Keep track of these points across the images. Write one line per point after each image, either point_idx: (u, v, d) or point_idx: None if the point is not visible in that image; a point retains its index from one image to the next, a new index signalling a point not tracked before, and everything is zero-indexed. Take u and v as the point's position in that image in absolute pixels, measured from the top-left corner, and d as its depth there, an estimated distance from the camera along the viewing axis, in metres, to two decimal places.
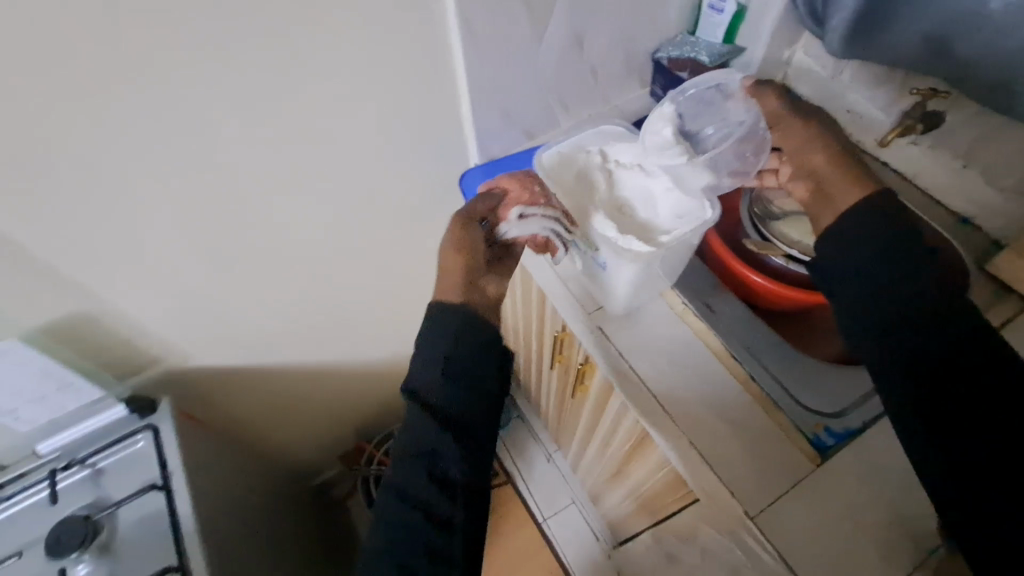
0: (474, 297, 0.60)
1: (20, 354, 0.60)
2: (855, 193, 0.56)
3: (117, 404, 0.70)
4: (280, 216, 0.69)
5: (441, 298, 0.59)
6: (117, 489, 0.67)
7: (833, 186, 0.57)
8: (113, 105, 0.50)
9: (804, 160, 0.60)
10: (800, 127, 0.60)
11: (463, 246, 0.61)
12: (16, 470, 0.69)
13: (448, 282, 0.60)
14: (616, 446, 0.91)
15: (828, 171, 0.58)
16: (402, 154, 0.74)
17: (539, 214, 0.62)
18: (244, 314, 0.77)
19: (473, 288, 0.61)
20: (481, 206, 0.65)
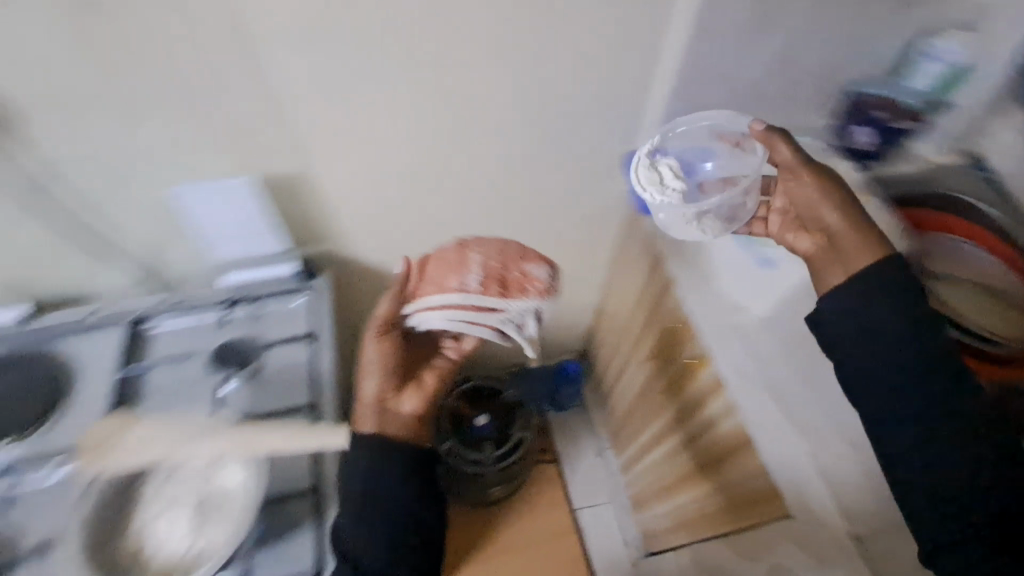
0: (387, 418, 0.62)
1: (232, 192, 0.66)
2: (869, 255, 0.52)
3: (292, 262, 0.77)
4: (467, 140, 0.75)
5: (354, 427, 0.62)
6: (271, 331, 0.74)
7: (850, 242, 0.53)
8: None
9: (816, 212, 0.57)
10: (817, 180, 0.57)
11: (370, 371, 0.62)
12: (190, 291, 0.76)
13: (363, 413, 0.62)
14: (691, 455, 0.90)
15: (845, 231, 0.54)
16: (585, 115, 0.78)
17: (443, 305, 0.60)
18: (400, 223, 0.83)
19: (382, 411, 0.62)
20: (392, 308, 0.61)
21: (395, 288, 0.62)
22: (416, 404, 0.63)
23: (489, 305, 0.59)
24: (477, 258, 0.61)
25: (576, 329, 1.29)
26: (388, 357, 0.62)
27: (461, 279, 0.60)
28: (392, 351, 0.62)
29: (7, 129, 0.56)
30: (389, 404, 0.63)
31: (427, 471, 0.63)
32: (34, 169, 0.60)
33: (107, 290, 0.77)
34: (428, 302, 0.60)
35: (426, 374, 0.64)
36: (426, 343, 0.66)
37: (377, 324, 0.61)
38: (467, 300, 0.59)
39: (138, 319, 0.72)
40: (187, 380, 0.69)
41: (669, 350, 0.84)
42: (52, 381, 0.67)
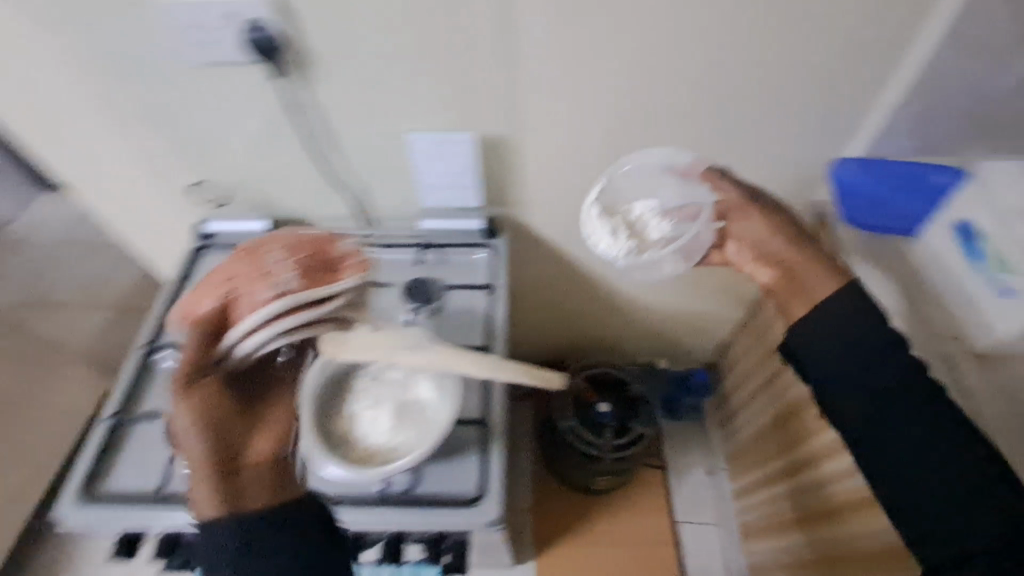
0: (241, 480, 0.54)
1: (461, 143, 0.74)
2: (827, 275, 0.55)
3: (479, 220, 0.84)
4: (674, 128, 0.76)
5: (201, 519, 0.51)
6: (451, 277, 0.82)
7: (799, 264, 0.58)
8: None
9: (768, 245, 0.61)
10: (758, 217, 0.62)
11: (185, 432, 0.53)
12: (392, 229, 0.86)
13: (199, 488, 0.52)
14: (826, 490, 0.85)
15: (805, 267, 0.57)
16: (800, 118, 0.75)
17: (251, 328, 0.56)
18: (577, 201, 0.86)
19: (230, 477, 0.53)
20: (197, 356, 0.56)
21: (194, 332, 0.56)
22: (269, 445, 0.57)
23: (311, 297, 0.56)
24: (271, 288, 0.56)
25: (711, 341, 1.25)
26: (212, 412, 0.55)
27: (256, 306, 0.56)
28: (212, 409, 0.55)
29: (302, 70, 0.66)
30: (239, 468, 0.54)
31: (265, 471, 0.55)
32: (310, 105, 0.71)
33: (324, 218, 0.88)
34: (238, 326, 0.56)
35: (278, 401, 0.61)
36: (264, 378, 0.62)
37: (179, 384, 0.55)
38: (270, 314, 0.56)
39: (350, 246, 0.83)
40: (382, 305, 0.78)
41: None
42: None
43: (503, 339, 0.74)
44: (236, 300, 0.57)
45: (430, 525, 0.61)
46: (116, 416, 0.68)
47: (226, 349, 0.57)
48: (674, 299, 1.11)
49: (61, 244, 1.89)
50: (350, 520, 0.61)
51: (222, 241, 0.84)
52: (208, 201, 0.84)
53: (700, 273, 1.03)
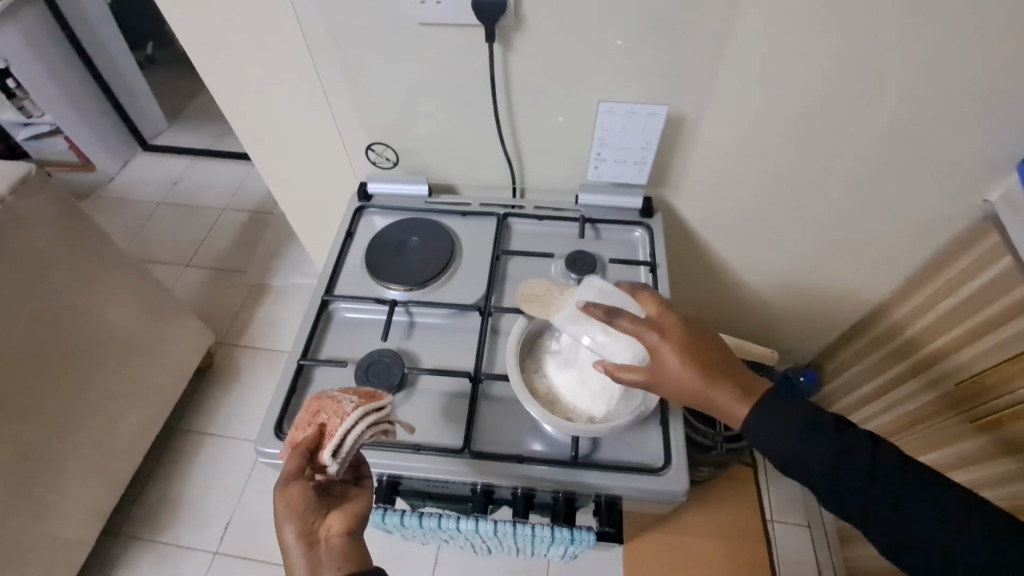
0: (321, 556, 0.46)
1: (643, 117, 0.75)
2: (737, 396, 0.55)
3: (639, 197, 0.84)
4: (859, 115, 0.74)
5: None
6: (609, 252, 0.82)
7: (713, 393, 0.55)
8: None
9: (692, 391, 0.55)
10: (667, 364, 0.56)
11: (282, 516, 0.46)
12: (544, 201, 0.87)
13: (288, 563, 0.45)
14: (1006, 497, 0.81)
15: (726, 401, 0.55)
16: (999, 116, 0.72)
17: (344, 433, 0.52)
18: (732, 187, 0.86)
19: (314, 550, 0.46)
20: (299, 457, 0.50)
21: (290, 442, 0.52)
22: (346, 519, 0.48)
23: (376, 404, 0.55)
24: (354, 398, 0.55)
25: (819, 343, 1.23)
26: (307, 494, 0.48)
27: (345, 415, 0.53)
28: (306, 484, 0.48)
29: (508, 34, 0.68)
30: (322, 540, 0.47)
31: (351, 553, 0.47)
32: (501, 73, 0.72)
33: (475, 189, 0.90)
34: (327, 436, 0.52)
35: (353, 496, 0.51)
36: (344, 489, 0.52)
37: (285, 474, 0.49)
38: (360, 417, 0.53)
39: (507, 215, 0.85)
40: (543, 273, 0.79)
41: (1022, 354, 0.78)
42: (445, 247, 0.81)
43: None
44: (332, 407, 0.54)
45: (613, 489, 0.61)
46: (303, 358, 0.71)
47: (325, 452, 0.51)
48: (798, 296, 1.09)
49: (168, 207, 2.00)
50: (533, 477, 0.62)
51: (383, 202, 0.87)
52: (375, 161, 0.87)
53: (834, 270, 1.01)
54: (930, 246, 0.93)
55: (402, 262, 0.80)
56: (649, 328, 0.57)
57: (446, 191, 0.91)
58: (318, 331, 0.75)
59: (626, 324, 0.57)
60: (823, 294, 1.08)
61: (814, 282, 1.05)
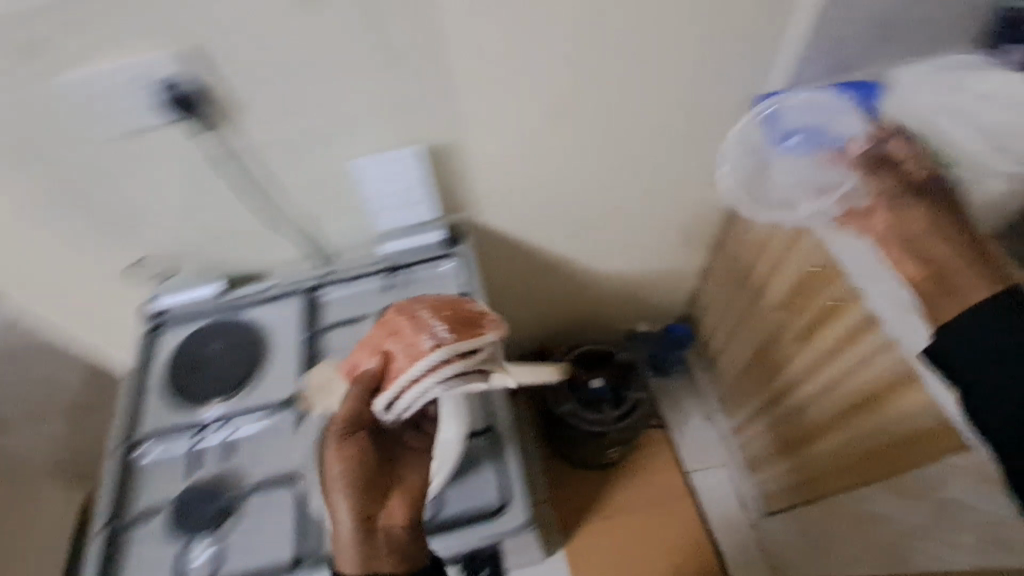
0: (380, 540, 0.50)
1: (402, 163, 0.74)
2: (919, 222, 0.52)
3: (439, 230, 0.83)
4: (609, 92, 0.77)
5: (337, 565, 0.49)
6: (425, 293, 0.81)
7: (967, 269, 0.48)
8: None
9: (918, 237, 0.51)
10: (943, 201, 0.53)
11: (337, 488, 0.51)
12: (348, 261, 0.84)
13: (341, 537, 0.49)
14: (831, 407, 0.88)
15: (948, 261, 0.49)
16: (726, 59, 0.77)
17: (414, 378, 0.55)
18: (529, 193, 0.88)
19: (372, 536, 0.50)
20: (361, 404, 0.55)
21: (359, 380, 0.57)
22: (405, 510, 0.52)
23: (462, 349, 0.56)
24: (438, 334, 0.57)
25: (680, 292, 1.29)
26: (366, 465, 0.52)
27: (419, 354, 0.56)
28: (359, 457, 0.53)
29: (229, 112, 0.63)
30: (381, 527, 0.51)
31: (401, 544, 0.50)
32: (242, 156, 0.68)
33: (278, 265, 0.86)
34: (405, 373, 0.55)
35: (408, 473, 0.55)
36: (400, 451, 0.57)
37: (337, 428, 0.53)
38: (439, 361, 0.55)
39: (311, 288, 0.81)
40: (360, 339, 0.77)
41: (810, 272, 0.84)
42: (250, 346, 0.77)
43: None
44: (415, 336, 0.58)
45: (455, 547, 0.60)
46: (113, 521, 0.65)
47: (379, 401, 0.55)
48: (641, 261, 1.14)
49: None
50: None
51: (176, 314, 0.80)
52: (152, 276, 0.80)
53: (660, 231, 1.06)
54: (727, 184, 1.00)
55: (212, 374, 0.75)
56: (943, 177, 0.55)
57: (249, 278, 0.86)
58: (128, 482, 0.69)
59: (907, 147, 0.57)
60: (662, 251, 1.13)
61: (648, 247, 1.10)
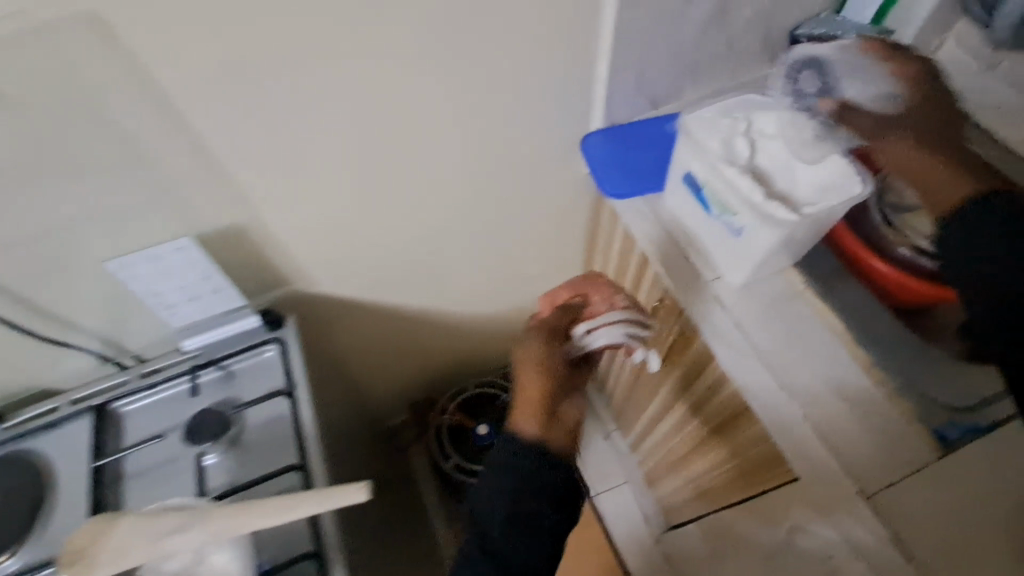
0: (557, 426, 0.61)
1: (187, 255, 0.63)
2: (919, 139, 0.54)
3: (253, 316, 0.74)
4: (419, 155, 0.71)
5: (522, 424, 0.60)
6: (245, 391, 0.72)
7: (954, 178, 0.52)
8: (302, 38, 0.54)
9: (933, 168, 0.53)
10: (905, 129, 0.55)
11: (530, 401, 0.61)
12: (154, 365, 0.76)
13: (526, 410, 0.61)
14: (700, 429, 0.89)
15: (941, 177, 0.52)
16: (536, 109, 0.74)
17: (608, 321, 0.64)
18: (364, 256, 0.81)
19: (552, 426, 0.61)
20: (560, 324, 0.66)
21: (568, 312, 0.67)
22: (574, 423, 0.63)
23: (643, 319, 0.65)
24: (626, 297, 0.67)
25: None
26: (552, 374, 0.63)
27: (613, 301, 0.67)
28: (548, 369, 0.63)
29: None
30: (560, 420, 0.62)
31: (562, 489, 0.59)
32: None
33: (73, 374, 0.74)
34: (604, 316, 0.64)
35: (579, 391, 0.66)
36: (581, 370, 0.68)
37: (541, 337, 0.64)
38: (621, 310, 0.65)
39: (107, 402, 0.73)
40: (169, 455, 0.70)
41: (657, 306, 0.84)
42: (35, 484, 0.68)
43: (322, 471, 0.65)
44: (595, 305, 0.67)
45: None
46: None
47: (580, 325, 0.64)
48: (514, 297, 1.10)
49: None
50: None
51: None
52: None
53: (524, 268, 1.03)
54: (579, 217, 0.98)
55: None
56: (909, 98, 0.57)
57: (45, 394, 0.76)
58: None
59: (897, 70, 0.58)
60: (533, 289, 1.09)
61: (517, 283, 1.06)
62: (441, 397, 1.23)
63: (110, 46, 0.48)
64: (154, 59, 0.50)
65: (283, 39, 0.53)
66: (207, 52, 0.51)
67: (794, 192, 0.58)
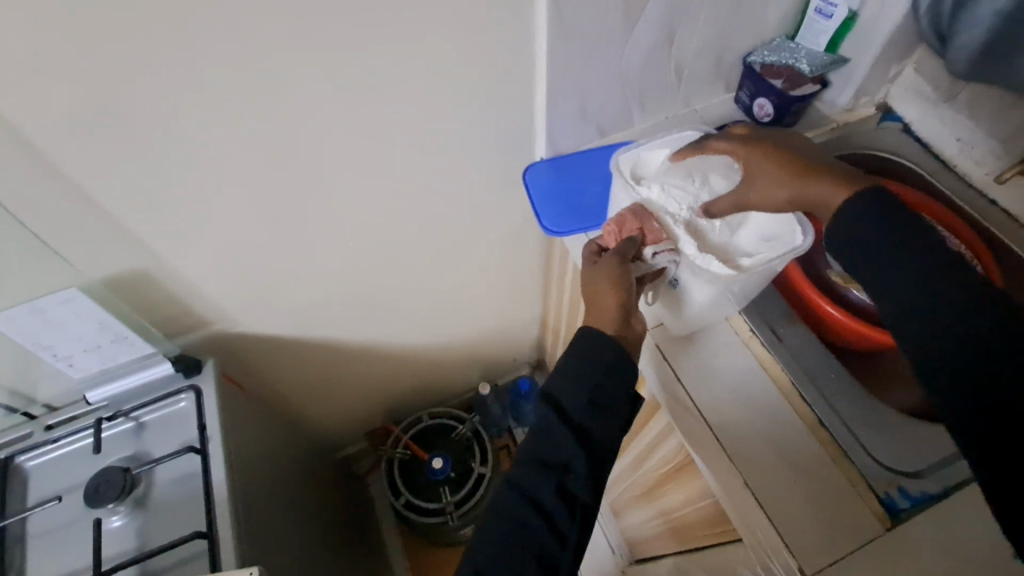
0: (632, 332, 0.56)
1: (80, 306, 0.61)
2: (778, 177, 0.50)
3: (166, 362, 0.71)
4: (342, 189, 0.66)
5: (597, 326, 0.54)
6: (156, 446, 0.68)
7: (821, 189, 0.48)
8: (184, 79, 0.49)
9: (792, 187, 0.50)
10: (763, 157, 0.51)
11: (604, 318, 0.54)
12: (62, 415, 0.71)
13: (601, 313, 0.54)
14: (653, 472, 0.84)
15: (807, 189, 0.49)
16: (470, 140, 0.69)
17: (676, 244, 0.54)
18: (291, 295, 0.76)
19: (627, 331, 0.55)
20: (628, 248, 0.55)
21: (631, 236, 0.56)
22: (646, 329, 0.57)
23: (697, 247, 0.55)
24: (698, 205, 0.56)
25: (525, 345, 1.22)
26: (625, 294, 0.54)
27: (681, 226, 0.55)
28: (623, 288, 0.54)
29: None
30: (633, 326, 0.56)
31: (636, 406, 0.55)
32: None
33: None
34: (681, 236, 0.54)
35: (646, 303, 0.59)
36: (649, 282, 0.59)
37: (615, 262, 0.54)
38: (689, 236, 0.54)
39: (6, 458, 0.67)
40: (72, 517, 0.66)
41: None
42: None
43: (231, 549, 0.60)
44: (652, 234, 0.55)
45: None
46: None
47: (650, 249, 0.54)
48: (468, 325, 1.05)
49: None
50: None
51: None
52: None
53: (477, 296, 0.99)
54: (532, 245, 0.93)
55: None
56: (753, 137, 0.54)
57: None
58: None
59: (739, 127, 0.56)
60: (488, 315, 1.05)
61: (471, 311, 1.02)
62: (396, 426, 1.18)
63: None
64: (10, 107, 0.45)
65: (162, 80, 0.48)
66: (71, 96, 0.46)
67: (730, 245, 0.55)
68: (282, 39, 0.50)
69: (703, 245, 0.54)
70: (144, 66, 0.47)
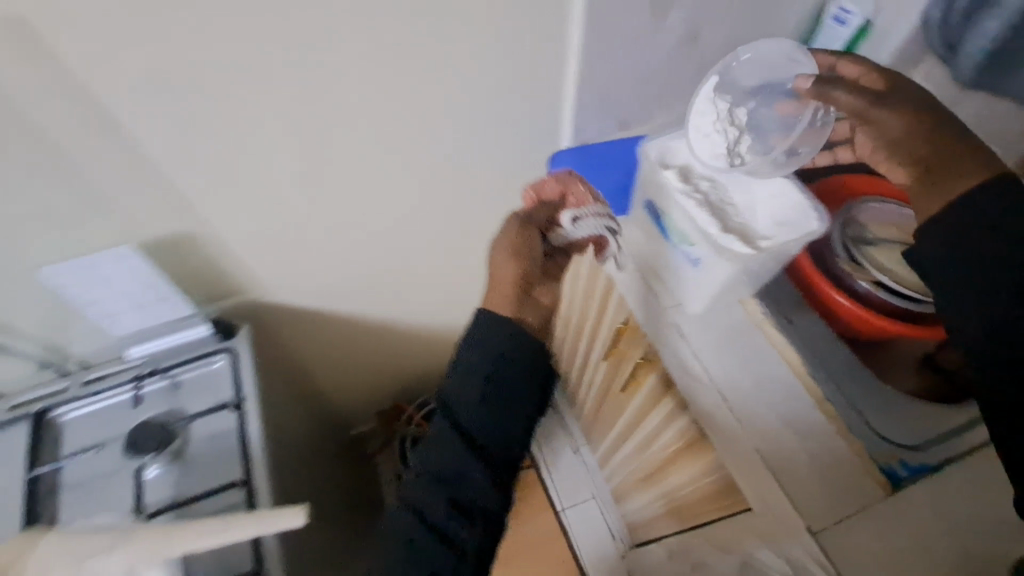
0: (532, 304, 0.69)
1: (132, 266, 0.65)
2: (911, 126, 0.54)
3: (204, 324, 0.74)
4: (382, 168, 0.70)
5: (494, 308, 0.67)
6: (191, 403, 0.71)
7: (953, 159, 0.52)
8: (250, 54, 0.53)
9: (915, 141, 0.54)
10: (896, 106, 0.54)
11: (501, 288, 0.68)
12: (98, 371, 0.74)
13: (500, 288, 0.68)
14: None
15: (937, 154, 0.53)
16: (501, 126, 0.73)
17: (588, 214, 0.70)
18: (323, 269, 0.80)
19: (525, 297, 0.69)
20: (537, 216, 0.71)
21: (544, 205, 0.71)
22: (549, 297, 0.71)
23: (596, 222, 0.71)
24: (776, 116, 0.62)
25: None
26: (525, 264, 0.69)
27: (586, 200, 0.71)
28: (522, 262, 0.69)
29: None
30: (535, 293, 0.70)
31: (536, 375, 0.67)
32: None
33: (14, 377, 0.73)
34: (688, 205, 0.59)
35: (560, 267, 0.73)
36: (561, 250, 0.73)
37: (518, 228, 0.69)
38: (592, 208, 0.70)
39: (45, 409, 0.70)
40: (107, 468, 0.68)
41: None
42: None
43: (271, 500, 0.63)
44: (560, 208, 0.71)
45: None
46: None
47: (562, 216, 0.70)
48: None
49: None
50: None
51: None
52: None
53: None
54: None
55: None
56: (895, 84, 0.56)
57: None
58: None
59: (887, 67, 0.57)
60: None
61: None
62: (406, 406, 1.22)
63: (46, 60, 0.47)
64: (90, 72, 0.49)
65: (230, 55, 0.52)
66: (147, 64, 0.50)
67: (750, 225, 0.58)
68: (343, 22, 0.53)
69: (723, 222, 0.58)
70: (216, 40, 0.50)
